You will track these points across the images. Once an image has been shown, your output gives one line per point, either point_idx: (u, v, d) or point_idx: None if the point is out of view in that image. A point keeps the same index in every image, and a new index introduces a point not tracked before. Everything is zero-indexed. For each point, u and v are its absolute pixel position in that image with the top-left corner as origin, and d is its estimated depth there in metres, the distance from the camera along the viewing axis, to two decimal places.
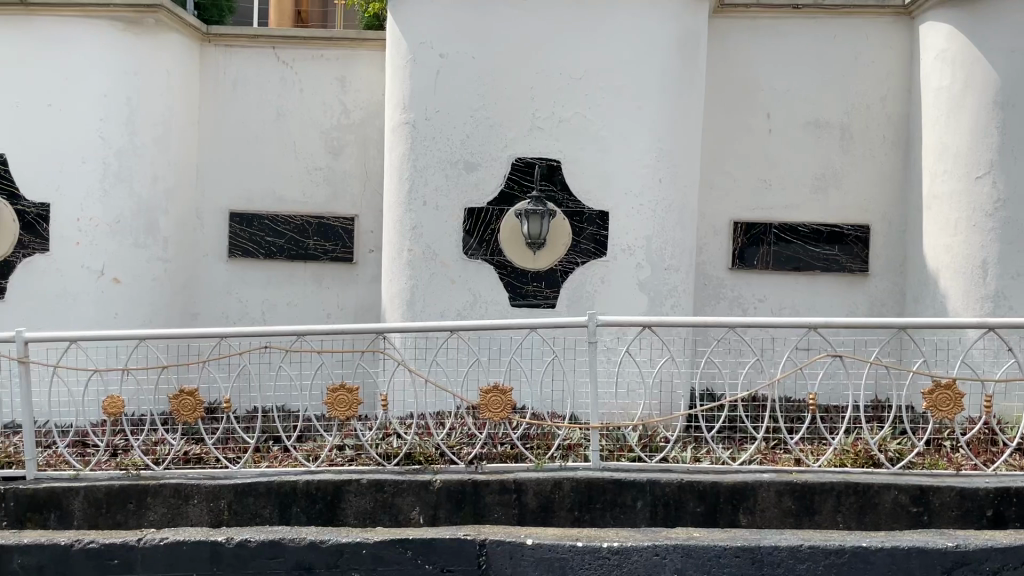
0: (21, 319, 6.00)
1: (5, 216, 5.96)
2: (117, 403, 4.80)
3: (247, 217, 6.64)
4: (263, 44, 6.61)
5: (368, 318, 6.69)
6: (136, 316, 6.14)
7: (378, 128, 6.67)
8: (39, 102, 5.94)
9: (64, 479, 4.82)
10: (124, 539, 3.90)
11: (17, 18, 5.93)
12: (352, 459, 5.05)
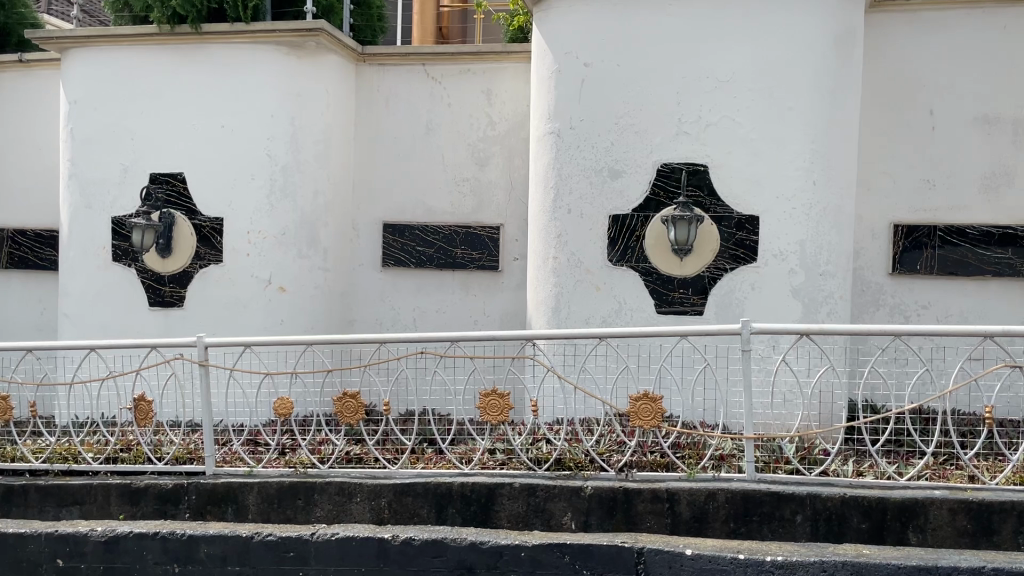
0: (197, 326, 6.47)
1: (185, 229, 6.48)
2: (287, 404, 5.12)
3: (399, 228, 6.90)
4: (413, 62, 6.86)
5: (514, 325, 6.80)
6: (299, 323, 6.49)
7: (522, 138, 6.79)
8: (213, 124, 6.41)
9: (239, 474, 5.15)
10: (299, 533, 4.12)
11: (195, 47, 6.41)
12: (503, 463, 5.14)
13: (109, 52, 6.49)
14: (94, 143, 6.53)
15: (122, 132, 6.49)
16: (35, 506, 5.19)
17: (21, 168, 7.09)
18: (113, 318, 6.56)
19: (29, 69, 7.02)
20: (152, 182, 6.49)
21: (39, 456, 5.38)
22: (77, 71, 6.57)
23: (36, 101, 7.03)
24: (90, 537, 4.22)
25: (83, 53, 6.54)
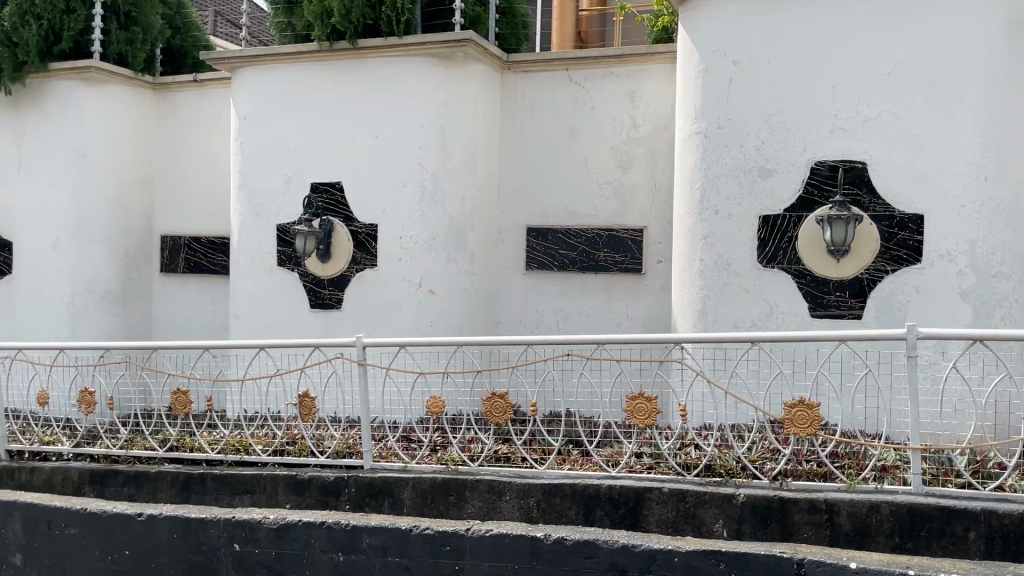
0: (353, 327, 6.80)
1: (343, 235, 6.82)
2: (438, 403, 5.28)
3: (543, 232, 6.98)
4: (557, 67, 6.94)
5: (658, 328, 6.74)
6: (447, 325, 6.68)
7: (666, 139, 6.73)
8: (368, 134, 6.72)
9: (395, 469, 5.37)
10: (455, 528, 4.24)
11: (352, 62, 6.75)
12: (651, 467, 5.10)
13: (274, 70, 6.94)
14: (261, 155, 6.99)
15: (286, 145, 6.92)
16: (212, 495, 5.58)
17: (196, 181, 7.66)
18: (278, 319, 6.98)
19: (203, 88, 7.60)
20: (312, 191, 6.86)
21: (215, 447, 5.78)
22: (245, 89, 7.05)
23: (209, 118, 7.60)
24: (263, 524, 4.47)
25: (251, 72, 7.01)
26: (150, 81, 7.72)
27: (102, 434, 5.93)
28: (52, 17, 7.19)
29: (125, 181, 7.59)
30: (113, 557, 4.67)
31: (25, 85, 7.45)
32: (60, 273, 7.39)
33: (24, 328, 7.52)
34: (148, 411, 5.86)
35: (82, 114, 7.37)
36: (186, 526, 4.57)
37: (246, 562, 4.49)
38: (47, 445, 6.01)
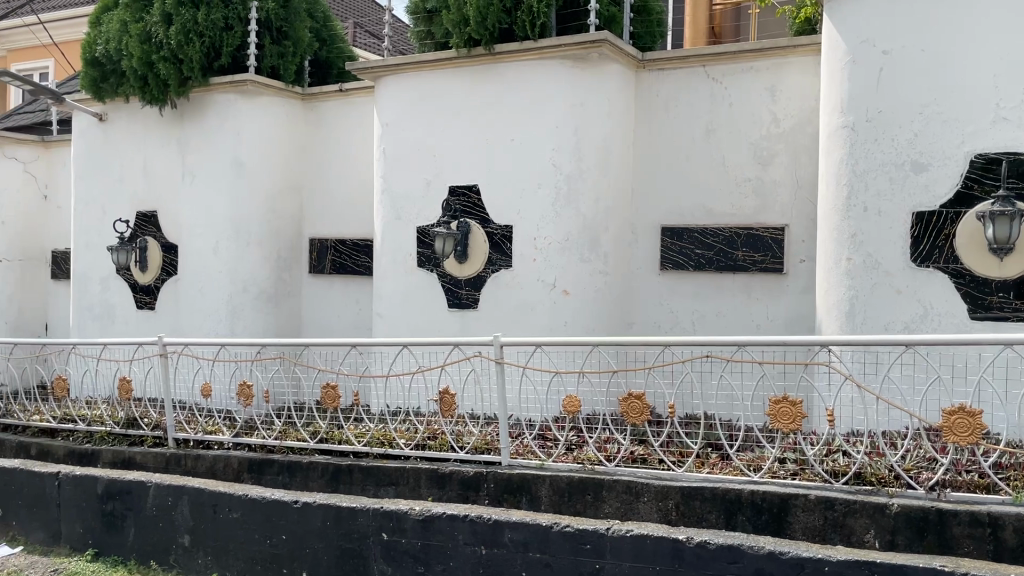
0: (490, 327, 6.94)
1: (479, 236, 6.98)
2: (575, 402, 5.29)
3: (678, 231, 6.88)
4: (694, 64, 6.83)
5: (800, 330, 6.52)
6: (582, 326, 6.67)
7: (809, 135, 6.50)
8: (505, 138, 6.85)
9: (532, 467, 5.46)
10: (595, 527, 4.26)
11: (489, 67, 6.90)
12: (795, 473, 4.91)
13: (416, 77, 7.18)
14: (403, 160, 7.25)
15: (426, 150, 7.16)
16: (359, 486, 5.86)
17: (342, 185, 8.03)
18: (418, 319, 7.22)
19: (348, 97, 7.97)
20: (451, 194, 7.06)
21: (361, 440, 6.03)
22: (388, 96, 7.33)
23: (354, 126, 7.96)
24: (409, 515, 4.64)
25: (393, 80, 7.28)
26: (300, 92, 8.15)
27: (259, 425, 6.30)
28: (213, 35, 7.68)
29: (278, 187, 8.05)
30: (272, 541, 4.96)
31: (189, 99, 8.02)
32: (220, 273, 7.93)
33: (188, 326, 8.11)
34: (300, 404, 6.20)
35: (239, 125, 7.87)
36: (338, 514, 4.80)
37: (393, 552, 4.68)
38: (210, 434, 6.41)
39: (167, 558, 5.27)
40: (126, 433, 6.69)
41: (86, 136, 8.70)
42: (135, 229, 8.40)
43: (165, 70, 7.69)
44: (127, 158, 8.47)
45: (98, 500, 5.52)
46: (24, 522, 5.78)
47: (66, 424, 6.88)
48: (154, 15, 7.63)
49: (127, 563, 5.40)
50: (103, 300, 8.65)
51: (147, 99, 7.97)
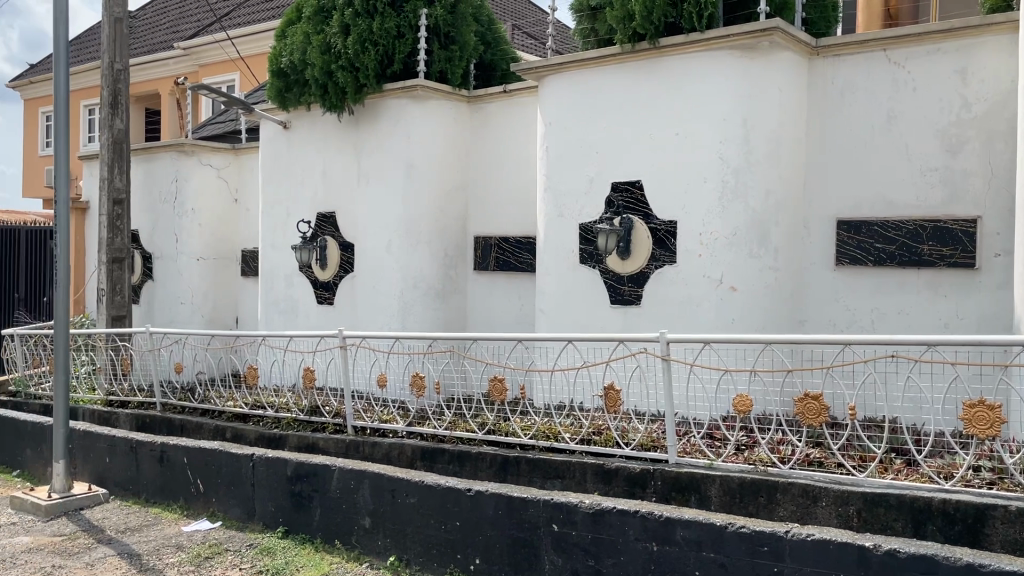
0: (654, 324, 6.88)
1: (642, 232, 6.92)
2: (746, 402, 5.15)
3: (856, 225, 6.56)
4: (873, 48, 6.50)
5: (994, 330, 6.05)
6: (751, 323, 6.48)
7: (1006, 119, 6.03)
8: (670, 132, 6.78)
9: (701, 466, 5.37)
10: (773, 529, 4.14)
11: (654, 62, 6.85)
12: (991, 483, 4.59)
13: (580, 75, 7.24)
14: (566, 158, 7.33)
15: (589, 147, 7.20)
16: (526, 477, 6.01)
17: (505, 184, 8.22)
18: (580, 315, 7.27)
19: (512, 97, 8.14)
20: (614, 191, 7.06)
21: (527, 432, 6.12)
22: (552, 95, 7.43)
23: (518, 125, 8.12)
24: (580, 508, 4.69)
25: (557, 79, 7.37)
26: (466, 95, 8.42)
27: (431, 415, 6.58)
28: (387, 44, 8.09)
29: (445, 187, 8.35)
30: (446, 527, 5.15)
31: (364, 105, 8.47)
32: (392, 270, 8.32)
33: (363, 320, 8.56)
34: (469, 396, 6.38)
35: (409, 128, 8.21)
36: (510, 504, 4.92)
37: (564, 543, 4.75)
38: (385, 423, 6.76)
39: (350, 538, 5.59)
40: (309, 419, 7.20)
41: (271, 143, 9.38)
42: (315, 229, 8.96)
43: (343, 79, 8.17)
44: (308, 163, 9.05)
45: (288, 481, 5.93)
46: (223, 498, 6.29)
47: (256, 410, 7.45)
48: (333, 27, 8.11)
49: (314, 540, 5.77)
50: (287, 296, 9.28)
51: (326, 106, 8.48)
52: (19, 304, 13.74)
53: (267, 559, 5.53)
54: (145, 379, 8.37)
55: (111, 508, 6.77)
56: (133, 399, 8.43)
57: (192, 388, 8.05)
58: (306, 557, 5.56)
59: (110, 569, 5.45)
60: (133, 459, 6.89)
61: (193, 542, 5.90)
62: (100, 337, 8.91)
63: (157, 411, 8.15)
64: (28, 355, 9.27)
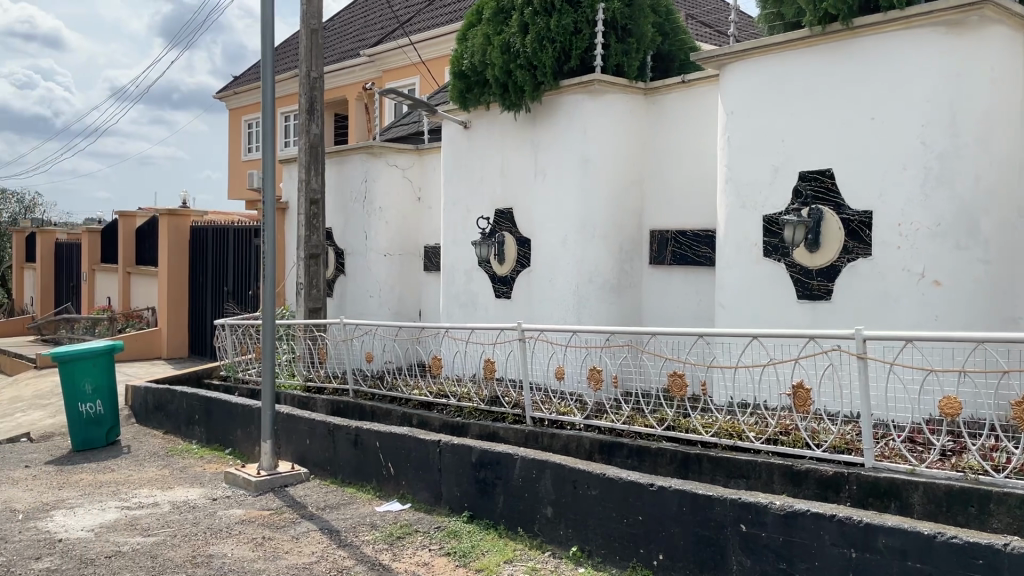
0: (846, 320, 6.55)
1: (833, 224, 6.60)
2: (954, 404, 4.74)
3: None
4: None
5: None
6: (958, 320, 6.00)
7: None
8: (864, 117, 6.42)
9: (902, 471, 5.04)
10: (990, 542, 3.83)
11: (846, 44, 6.50)
12: None
13: (764, 61, 7.00)
14: (749, 147, 7.10)
15: (775, 135, 6.94)
16: (708, 476, 5.87)
17: (684, 175, 8.08)
18: (764, 310, 7.02)
19: (690, 88, 7.99)
20: (802, 180, 6.77)
21: (709, 430, 6.03)
22: (734, 84, 7.24)
23: (697, 116, 7.96)
24: (770, 509, 4.54)
25: (740, 66, 7.16)
26: (643, 87, 8.34)
27: (609, 408, 6.52)
28: (564, 40, 8.16)
29: (622, 181, 8.31)
30: (629, 520, 5.15)
31: (542, 102, 8.61)
32: (570, 265, 8.42)
33: (540, 314, 8.72)
34: (647, 391, 6.36)
35: (587, 123, 8.26)
36: (695, 501, 4.84)
37: (753, 544, 4.61)
38: (563, 414, 6.79)
39: (533, 526, 5.71)
40: (490, 409, 7.41)
41: (452, 143, 9.75)
42: (494, 225, 9.24)
43: (522, 77, 8.39)
44: (488, 161, 9.33)
45: (472, 468, 6.14)
46: (412, 481, 6.62)
47: (440, 399, 7.79)
48: (513, 27, 8.29)
49: (498, 527, 5.94)
50: (467, 290, 9.62)
51: (506, 105, 8.71)
52: (228, 296, 15.08)
53: (454, 542, 5.75)
54: (340, 366, 8.96)
55: (311, 486, 7.28)
56: (329, 385, 9.04)
57: (381, 376, 8.52)
58: (490, 542, 5.73)
59: (312, 543, 5.87)
60: (331, 441, 7.38)
61: (385, 521, 6.24)
62: (299, 328, 9.67)
63: (350, 397, 8.72)
64: (237, 343, 10.16)
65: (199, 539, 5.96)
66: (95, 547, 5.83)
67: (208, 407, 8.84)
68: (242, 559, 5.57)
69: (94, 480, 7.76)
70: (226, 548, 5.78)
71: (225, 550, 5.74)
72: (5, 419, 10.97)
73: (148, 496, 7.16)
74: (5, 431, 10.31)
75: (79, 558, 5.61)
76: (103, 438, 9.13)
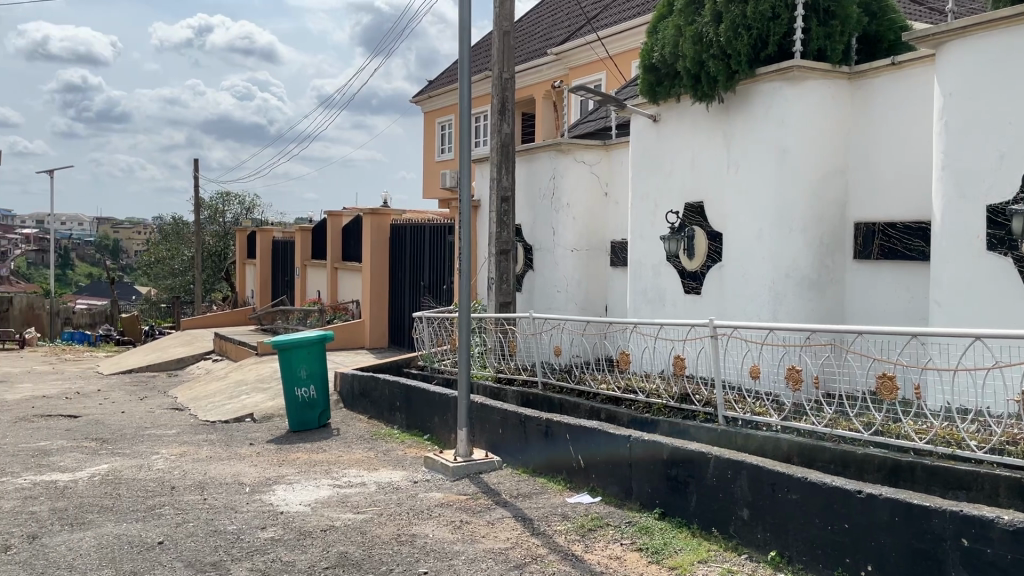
0: None
1: None
2: None
3: None
4: None
5: None
6: None
7: None
8: None
9: None
10: None
11: None
12: None
13: (987, 37, 6.41)
14: (969, 132, 6.53)
15: (999, 118, 6.33)
16: (922, 485, 5.50)
17: (893, 163, 7.56)
18: (988, 309, 6.42)
19: (901, 70, 7.48)
20: None
21: (923, 437, 5.57)
22: (951, 64, 6.68)
23: (908, 100, 7.43)
24: (997, 524, 4.16)
25: (959, 44, 6.61)
26: (847, 71, 7.90)
27: (808, 409, 6.23)
28: (761, 27, 7.89)
29: (822, 172, 7.91)
30: (834, 527, 4.91)
31: (735, 91, 8.38)
32: (766, 259, 8.14)
33: (735, 311, 8.49)
34: (853, 394, 5.92)
35: (784, 112, 7.94)
36: (908, 511, 4.54)
37: (977, 561, 4.25)
38: (758, 415, 6.59)
39: (728, 527, 5.57)
40: (680, 406, 7.30)
41: (642, 137, 9.71)
42: (684, 220, 9.10)
43: (715, 67, 8.23)
44: (678, 154, 9.20)
45: (664, 465, 6.09)
46: (602, 476, 6.67)
47: (629, 394, 7.75)
48: (706, 16, 8.16)
49: (691, 525, 5.85)
50: (655, 285, 9.56)
51: (698, 96, 8.58)
52: (425, 291, 15.85)
53: (646, 538, 5.74)
54: (530, 359, 9.17)
55: (504, 474, 7.52)
56: (518, 377, 9.29)
57: (569, 370, 8.64)
58: (683, 540, 5.66)
59: (507, 529, 6.06)
60: (523, 432, 7.58)
61: (577, 513, 6.33)
62: (491, 321, 10.01)
63: (539, 389, 8.89)
64: (433, 335, 10.68)
65: (403, 519, 6.33)
66: (312, 521, 6.35)
67: (408, 395, 9.36)
68: (442, 540, 5.85)
69: (309, 459, 8.44)
70: (428, 529, 6.10)
71: (427, 531, 6.06)
72: (233, 400, 12.17)
73: (356, 476, 7.69)
74: (233, 411, 11.44)
75: (299, 530, 6.12)
76: (316, 420, 9.90)
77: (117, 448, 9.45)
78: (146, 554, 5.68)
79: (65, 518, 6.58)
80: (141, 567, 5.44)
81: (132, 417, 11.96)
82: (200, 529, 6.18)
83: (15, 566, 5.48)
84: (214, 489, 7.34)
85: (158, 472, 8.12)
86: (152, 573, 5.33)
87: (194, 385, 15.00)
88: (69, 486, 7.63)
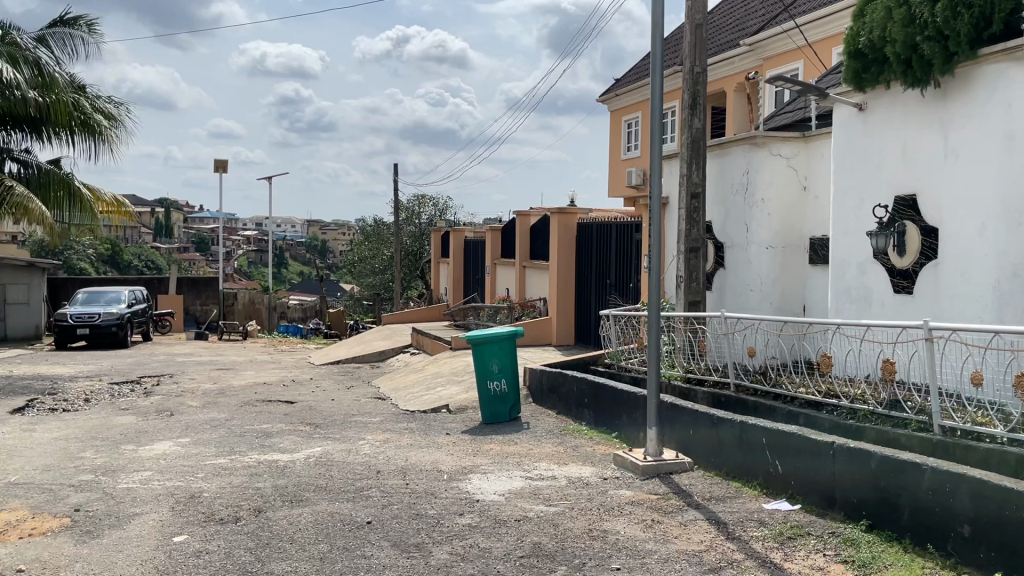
0: None
1: None
2: None
3: None
4: None
5: None
6: None
7: None
8: None
9: None
10: None
11: None
12: None
13: None
14: None
15: None
16: None
17: None
18: None
19: None
20: None
21: None
22: None
23: None
24: None
25: None
26: None
27: None
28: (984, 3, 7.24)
29: None
30: None
31: (953, 75, 7.73)
32: (988, 255, 7.44)
33: (953, 312, 7.83)
34: None
35: (1011, 93, 7.21)
36: None
37: None
38: (981, 425, 6.04)
39: (946, 544, 5.16)
40: (889, 413, 6.90)
41: (846, 127, 9.18)
42: (894, 214, 8.53)
43: (930, 50, 7.64)
44: (887, 144, 8.62)
45: (872, 474, 5.74)
46: (803, 483, 6.38)
47: (831, 399, 7.43)
48: None
49: (902, 540, 5.47)
50: (860, 284, 9.01)
51: (910, 82, 8.04)
52: (612, 288, 15.85)
53: (851, 550, 5.43)
54: (721, 359, 8.95)
55: (696, 475, 7.38)
56: (709, 378, 9.10)
57: (765, 371, 8.36)
58: (894, 555, 5.29)
59: (700, 531, 5.96)
60: (715, 433, 7.41)
61: (775, 520, 6.10)
62: (680, 320, 9.84)
63: (732, 391, 8.69)
64: (621, 333, 10.66)
65: (595, 515, 6.38)
66: (506, 510, 6.55)
67: (597, 391, 9.40)
68: (634, 538, 5.85)
69: (502, 451, 8.70)
70: (620, 525, 6.12)
71: (619, 527, 6.07)
72: (430, 392, 12.78)
73: (547, 469, 7.84)
74: (430, 402, 12.02)
75: (495, 518, 6.34)
76: (507, 412, 10.19)
77: (329, 433, 10.21)
78: (356, 532, 6.11)
79: (285, 494, 7.20)
80: (352, 544, 5.85)
81: (341, 405, 12.87)
82: (404, 512, 6.55)
83: (245, 535, 6.08)
84: (415, 475, 7.75)
85: (365, 456, 8.70)
86: (362, 550, 5.72)
87: (394, 377, 15.91)
88: (288, 466, 8.34)
